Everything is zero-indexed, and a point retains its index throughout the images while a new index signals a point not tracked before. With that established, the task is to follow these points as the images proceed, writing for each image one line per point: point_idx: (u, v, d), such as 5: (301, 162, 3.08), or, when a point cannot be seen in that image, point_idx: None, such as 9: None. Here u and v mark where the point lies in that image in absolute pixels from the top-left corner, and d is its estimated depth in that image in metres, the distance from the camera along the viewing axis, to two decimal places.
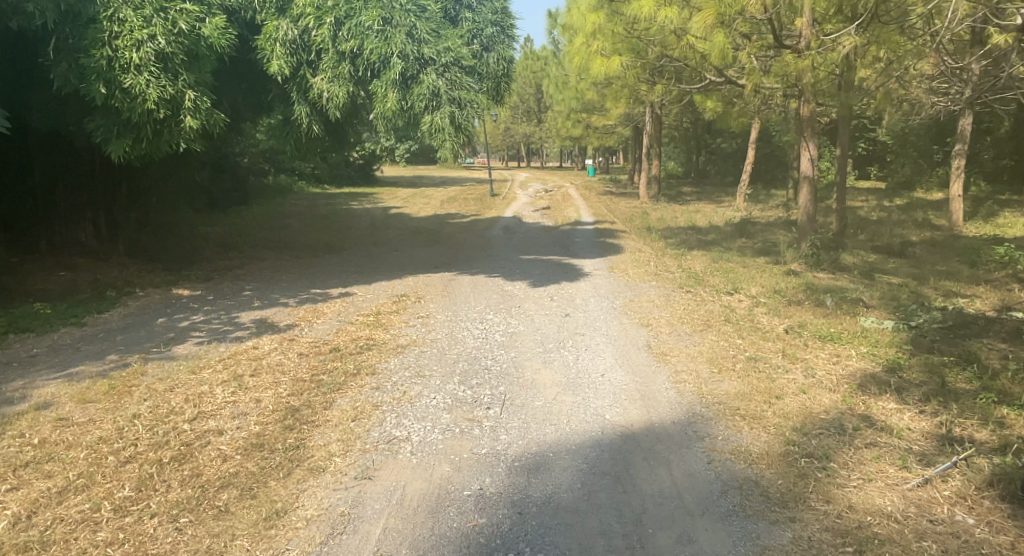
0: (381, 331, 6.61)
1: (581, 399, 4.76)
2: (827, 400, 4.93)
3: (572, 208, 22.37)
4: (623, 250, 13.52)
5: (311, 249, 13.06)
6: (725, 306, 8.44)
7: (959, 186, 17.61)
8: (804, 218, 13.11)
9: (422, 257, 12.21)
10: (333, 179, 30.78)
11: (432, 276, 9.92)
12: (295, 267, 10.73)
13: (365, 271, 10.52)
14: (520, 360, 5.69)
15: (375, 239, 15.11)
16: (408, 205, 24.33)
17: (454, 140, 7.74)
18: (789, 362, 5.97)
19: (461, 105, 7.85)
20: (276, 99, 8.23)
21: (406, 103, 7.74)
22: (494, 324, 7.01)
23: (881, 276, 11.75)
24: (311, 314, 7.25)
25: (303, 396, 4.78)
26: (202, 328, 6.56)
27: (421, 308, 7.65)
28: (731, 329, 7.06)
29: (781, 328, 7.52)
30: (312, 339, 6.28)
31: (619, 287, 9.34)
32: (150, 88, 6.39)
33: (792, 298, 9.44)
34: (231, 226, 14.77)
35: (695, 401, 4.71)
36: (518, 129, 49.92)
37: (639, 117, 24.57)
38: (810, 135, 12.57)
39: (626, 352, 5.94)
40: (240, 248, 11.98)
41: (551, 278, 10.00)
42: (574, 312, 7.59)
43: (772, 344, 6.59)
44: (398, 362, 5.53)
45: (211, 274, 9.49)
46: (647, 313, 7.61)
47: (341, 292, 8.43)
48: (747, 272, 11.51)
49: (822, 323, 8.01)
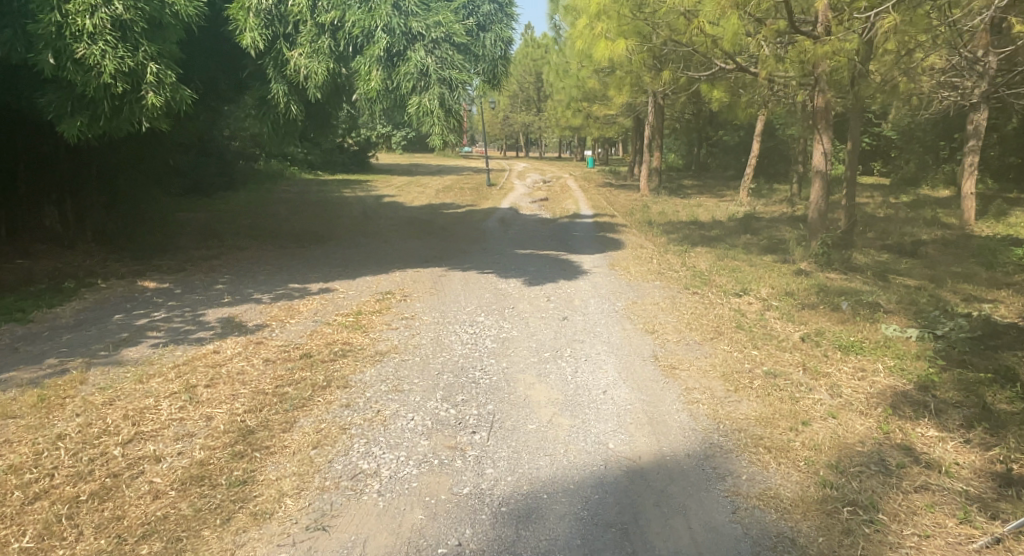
0: (360, 334, 5.98)
1: (581, 423, 4.15)
2: (862, 428, 4.32)
3: (571, 200, 21.76)
4: (624, 246, 12.95)
5: (296, 239, 12.41)
6: (735, 310, 7.83)
7: (971, 183, 17.01)
8: (814, 215, 12.50)
9: (412, 250, 11.57)
10: (327, 165, 30.05)
11: (421, 271, 9.29)
12: (276, 259, 10.08)
13: (350, 264, 9.88)
14: (512, 373, 5.08)
15: (366, 230, 14.45)
16: (403, 194, 23.69)
17: (444, 125, 7.11)
18: (811, 379, 5.36)
19: (452, 87, 7.22)
20: (252, 77, 7.55)
21: (392, 84, 7.11)
22: (485, 328, 6.38)
23: (895, 278, 11.15)
24: (285, 313, 6.60)
25: (261, 413, 4.15)
26: (161, 326, 5.93)
27: (406, 308, 7.02)
28: (744, 338, 6.46)
29: (797, 336, 6.93)
30: (281, 343, 5.65)
31: (621, 287, 8.71)
32: (106, 59, 5.69)
33: (804, 301, 8.86)
34: (214, 213, 14.11)
35: (711, 427, 4.09)
36: (517, 118, 49.15)
37: (641, 108, 23.92)
38: (823, 129, 11.95)
39: (631, 365, 5.32)
40: (220, 237, 11.32)
41: (549, 276, 9.37)
42: (573, 315, 6.98)
43: (789, 356, 5.98)
44: (376, 373, 4.90)
45: (184, 265, 8.84)
46: (652, 317, 6.99)
47: (321, 288, 7.78)
48: (754, 271, 10.93)
49: (840, 330, 7.41)
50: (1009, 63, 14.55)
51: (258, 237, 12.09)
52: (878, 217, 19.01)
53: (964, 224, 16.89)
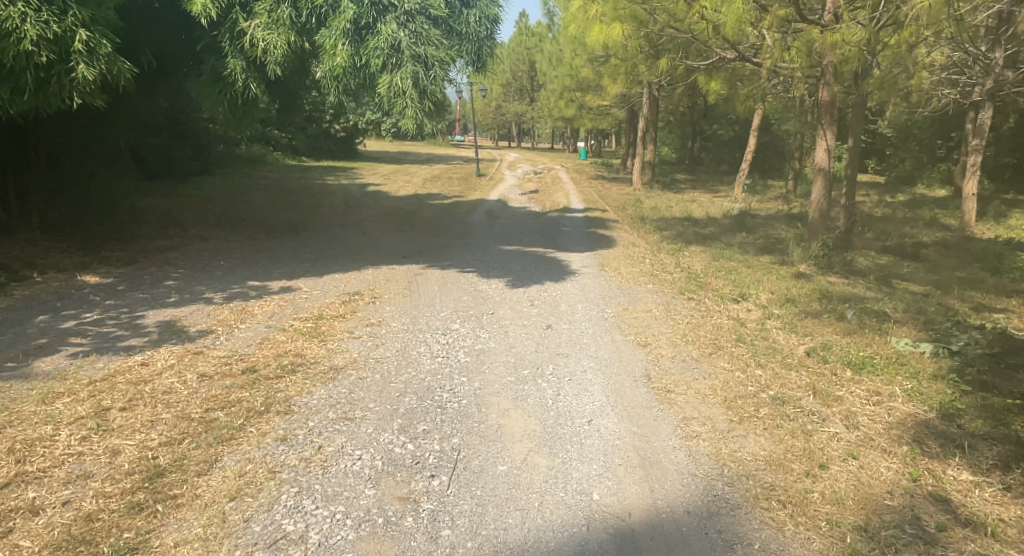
0: (316, 343, 5.30)
1: (562, 463, 3.52)
2: (889, 473, 3.67)
3: (561, 192, 21.11)
4: (615, 243, 12.32)
5: (267, 229, 11.66)
6: (734, 319, 7.18)
7: (973, 184, 16.46)
8: (815, 214, 11.90)
9: (391, 244, 10.86)
10: (312, 151, 29.15)
11: (396, 268, 8.61)
12: (241, 252, 9.37)
13: (320, 259, 9.15)
14: (484, 395, 4.43)
15: (344, 220, 13.71)
16: (388, 182, 22.92)
17: (419, 108, 6.43)
18: (823, 407, 4.72)
19: (428, 67, 6.56)
20: (208, 53, 6.82)
21: (360, 60, 6.43)
22: (459, 338, 5.71)
23: (899, 283, 10.57)
24: (235, 317, 5.90)
25: (178, 449, 3.47)
26: (88, 331, 5.24)
27: (373, 312, 6.33)
28: (746, 353, 5.81)
29: (802, 351, 6.31)
30: (224, 354, 4.97)
31: (611, 291, 8.06)
32: (27, 25, 4.93)
33: (806, 309, 8.26)
34: (183, 199, 13.33)
35: (714, 473, 3.47)
36: (509, 108, 48.22)
37: (636, 99, 23.23)
38: (827, 124, 11.28)
39: (620, 387, 4.68)
40: (184, 226, 10.58)
41: (534, 276, 8.70)
42: (558, 323, 6.32)
43: (797, 377, 5.35)
44: (326, 394, 4.22)
45: (136, 257, 8.13)
46: (644, 328, 6.33)
47: (282, 287, 7.09)
48: (751, 273, 10.34)
49: (848, 343, 6.79)
50: (1014, 60, 14.01)
51: (227, 226, 11.35)
52: (877, 217, 18.48)
53: (964, 226, 16.36)
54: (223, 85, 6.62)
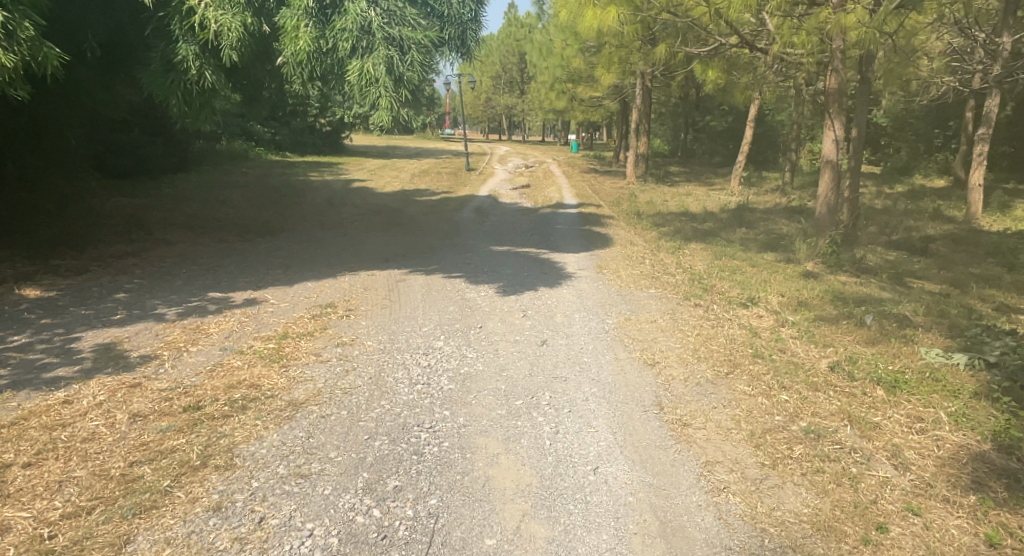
0: (276, 370, 4.59)
1: (563, 534, 2.90)
2: (962, 536, 3.01)
3: (553, 187, 20.42)
4: (611, 242, 11.68)
5: (240, 231, 10.91)
6: (747, 329, 6.52)
7: (978, 174, 15.87)
8: (823, 210, 11.19)
9: (373, 246, 10.16)
10: (296, 146, 28.24)
11: (375, 275, 7.90)
12: (208, 257, 8.63)
13: (294, 264, 8.43)
14: (470, 437, 3.77)
15: (324, 219, 12.97)
16: (374, 177, 22.19)
17: (394, 96, 5.73)
18: (864, 440, 4.07)
19: (403, 51, 5.87)
20: (159, 39, 6.09)
21: (327, 43, 5.75)
22: (443, 359, 5.05)
23: (913, 282, 9.96)
24: (186, 338, 5.18)
25: (83, 524, 2.80)
26: (10, 360, 4.54)
27: (346, 329, 5.64)
28: (764, 371, 5.16)
29: (825, 366, 5.67)
30: (167, 385, 4.26)
31: (610, 297, 7.39)
32: None
33: (820, 313, 7.64)
34: (152, 200, 12.54)
35: (751, 546, 2.84)
36: (499, 100, 47.45)
37: (629, 89, 22.53)
38: (835, 113, 10.64)
39: (629, 421, 4.03)
40: (148, 229, 9.84)
41: (526, 281, 8.03)
42: (554, 338, 5.65)
43: (826, 401, 4.70)
44: (279, 440, 3.52)
45: (88, 266, 7.41)
46: (650, 342, 5.69)
47: (246, 300, 6.37)
48: (757, 273, 9.73)
49: (873, 355, 6.16)
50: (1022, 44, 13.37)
51: (196, 228, 10.61)
52: (878, 209, 17.90)
53: (970, 218, 15.78)
54: (175, 74, 5.90)
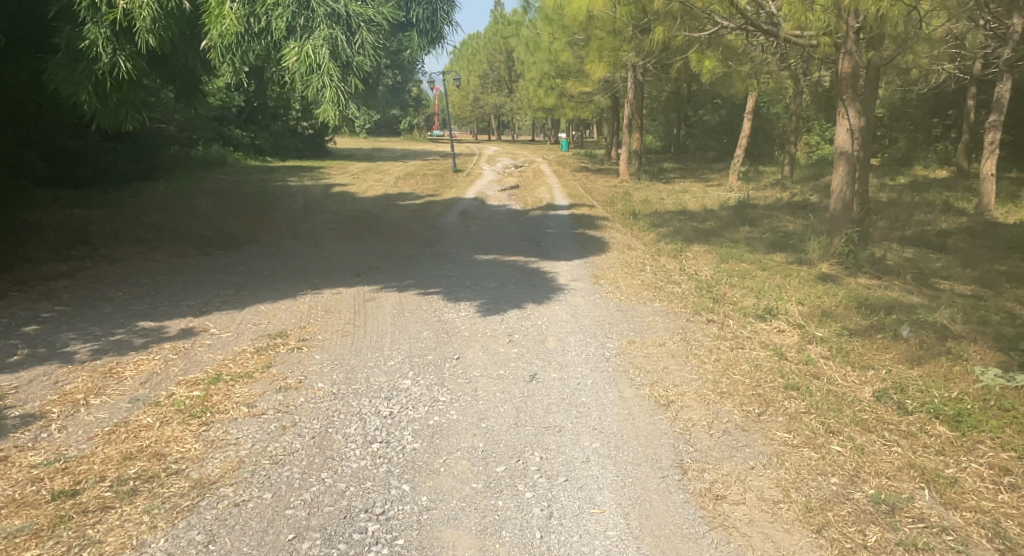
0: (192, 430, 3.59)
1: None
2: None
3: (543, 187, 19.51)
4: (607, 245, 10.76)
5: (201, 244, 9.91)
6: (771, 350, 5.59)
7: (991, 163, 14.97)
8: (837, 206, 10.26)
9: (347, 258, 9.21)
10: (277, 151, 27.18)
11: (342, 294, 6.93)
12: (156, 275, 7.64)
13: (252, 283, 7.45)
14: (435, 530, 2.80)
15: (296, 228, 11.99)
16: (357, 182, 21.20)
17: (342, 87, 4.83)
18: (949, 507, 3.17)
19: (351, 32, 4.94)
20: (65, 22, 5.13)
21: (258, 22, 4.81)
22: (410, 405, 4.10)
23: (940, 283, 9.06)
24: (91, 386, 4.17)
25: None
26: None
27: (295, 365, 4.66)
28: (803, 410, 4.24)
29: (870, 396, 4.75)
30: (42, 459, 3.27)
31: (610, 314, 6.45)
32: None
33: (846, 325, 6.73)
34: (109, 211, 11.53)
35: None
36: (487, 100, 46.46)
37: (619, 83, 21.63)
38: (849, 99, 9.81)
39: (644, 497, 3.09)
40: (92, 245, 8.82)
41: (514, 296, 7.09)
42: (545, 374, 4.72)
43: (886, 450, 3.76)
44: (163, 552, 2.55)
45: (6, 290, 6.40)
46: (660, 374, 4.78)
47: (182, 330, 5.39)
48: (769, 277, 8.81)
49: (918, 377, 5.24)
50: None
51: (150, 242, 9.60)
52: (883, 202, 17.04)
53: (983, 210, 14.89)
54: (84, 63, 4.94)
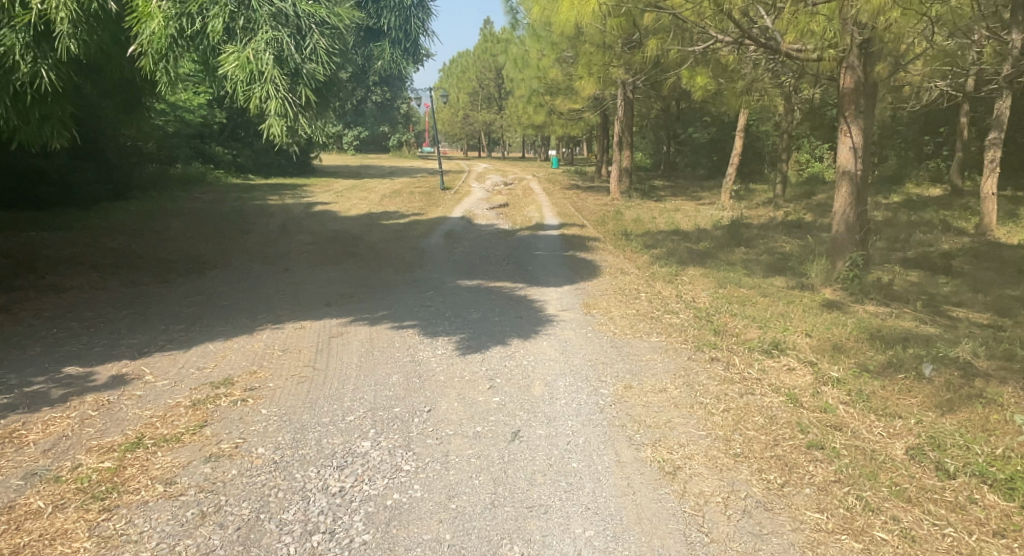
0: (88, 521, 2.91)
1: None
2: None
3: (532, 206, 18.92)
4: (598, 269, 10.14)
5: (161, 270, 9.20)
6: (785, 396, 4.94)
7: (991, 182, 14.52)
8: (840, 227, 9.71)
9: (318, 285, 8.54)
10: (259, 168, 26.50)
11: (305, 329, 6.23)
12: (101, 308, 6.92)
13: (208, 316, 6.75)
14: None
15: (268, 251, 11.30)
16: (339, 200, 20.52)
17: (289, 98, 4.41)
18: None
19: (302, 34, 4.61)
20: None
21: (192, 24, 4.33)
22: (365, 475, 3.43)
23: (952, 311, 8.50)
24: None
25: None
26: None
27: (233, 425, 3.95)
28: (832, 479, 3.59)
29: (902, 454, 4.11)
30: None
31: (603, 352, 5.79)
32: None
33: (860, 361, 6.10)
34: (69, 234, 10.81)
35: None
36: (476, 117, 45.94)
37: (609, 100, 21.15)
38: (851, 116, 9.27)
39: None
40: (38, 273, 8.08)
41: (497, 329, 6.43)
42: (530, 431, 4.04)
43: (939, 534, 3.12)
44: None
45: None
46: (665, 431, 4.10)
47: (113, 378, 4.69)
48: (771, 304, 8.20)
49: (952, 427, 4.60)
50: None
51: (106, 267, 8.89)
52: (880, 221, 16.56)
53: (984, 230, 14.41)
54: None
